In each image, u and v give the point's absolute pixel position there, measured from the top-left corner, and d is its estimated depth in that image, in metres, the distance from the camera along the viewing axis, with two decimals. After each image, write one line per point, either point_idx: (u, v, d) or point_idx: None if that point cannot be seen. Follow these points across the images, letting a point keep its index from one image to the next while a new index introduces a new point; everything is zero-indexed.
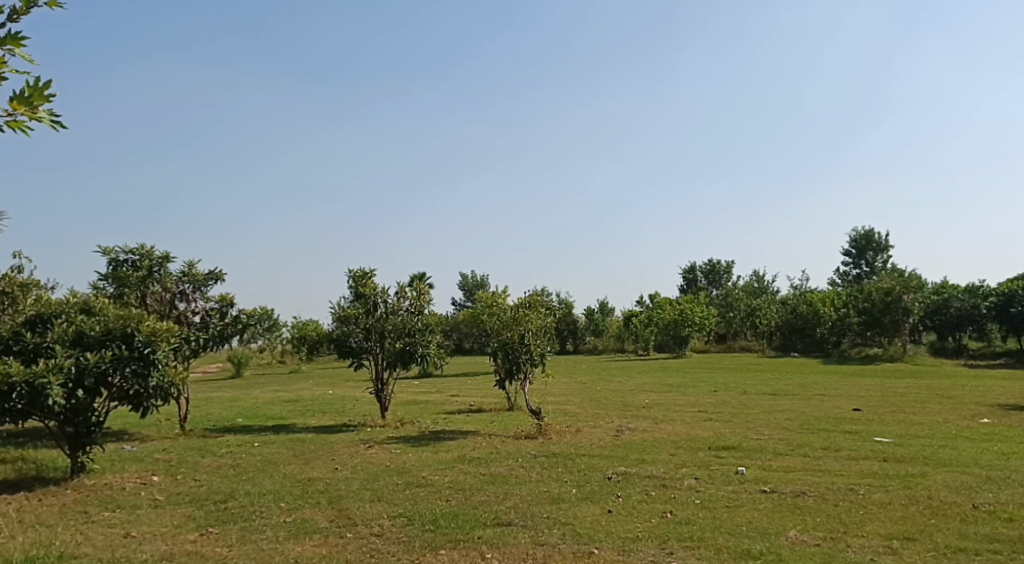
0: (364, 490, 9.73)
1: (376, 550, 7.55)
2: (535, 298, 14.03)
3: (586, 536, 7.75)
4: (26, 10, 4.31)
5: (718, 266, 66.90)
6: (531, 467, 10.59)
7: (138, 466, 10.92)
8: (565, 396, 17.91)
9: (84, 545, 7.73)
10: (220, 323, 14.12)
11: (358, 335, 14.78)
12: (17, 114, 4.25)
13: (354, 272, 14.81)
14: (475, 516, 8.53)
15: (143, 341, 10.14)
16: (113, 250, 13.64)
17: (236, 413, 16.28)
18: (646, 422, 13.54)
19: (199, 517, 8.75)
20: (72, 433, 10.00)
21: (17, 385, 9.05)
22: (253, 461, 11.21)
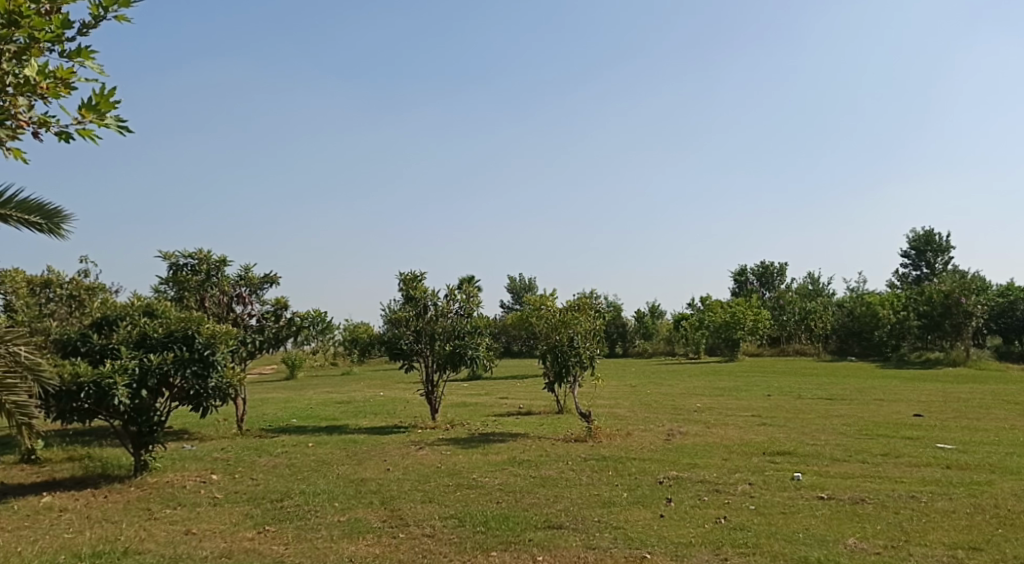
0: (416, 491, 9.84)
1: (429, 551, 7.63)
2: (584, 300, 13.98)
3: (638, 541, 7.71)
4: (94, 21, 4.49)
5: (771, 267, 65.85)
6: (581, 470, 10.57)
7: (198, 464, 11.22)
8: (615, 399, 17.83)
9: (148, 541, 7.97)
10: (275, 325, 14.42)
11: (409, 337, 14.91)
12: (86, 121, 4.46)
13: (404, 275, 14.97)
14: (526, 519, 8.56)
15: (203, 344, 10.43)
16: (174, 255, 14.01)
17: (291, 414, 16.62)
18: (698, 426, 13.38)
19: (257, 515, 8.95)
20: (136, 432, 10.34)
21: (85, 385, 9.43)
22: (308, 461, 11.43)
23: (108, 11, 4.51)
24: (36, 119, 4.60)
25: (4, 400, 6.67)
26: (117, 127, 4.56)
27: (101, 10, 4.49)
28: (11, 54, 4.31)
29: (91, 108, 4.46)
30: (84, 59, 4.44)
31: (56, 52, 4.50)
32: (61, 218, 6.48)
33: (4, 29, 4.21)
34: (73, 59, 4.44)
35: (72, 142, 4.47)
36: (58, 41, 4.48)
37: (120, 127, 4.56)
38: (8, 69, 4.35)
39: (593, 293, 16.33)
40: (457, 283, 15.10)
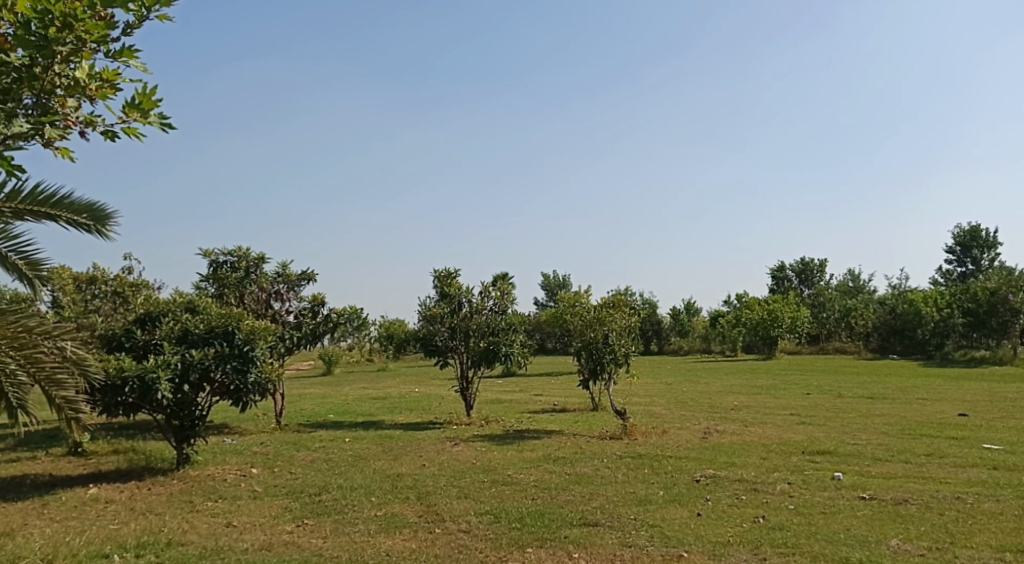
0: (452, 487, 9.89)
1: (465, 547, 7.67)
2: (619, 297, 13.91)
3: (675, 539, 7.66)
4: (138, 21, 4.58)
5: (810, 264, 64.85)
6: (617, 467, 10.53)
7: (239, 458, 11.41)
8: (650, 397, 17.72)
9: (191, 533, 8.13)
10: (312, 322, 14.59)
11: (444, 334, 14.98)
12: (130, 120, 4.56)
13: (439, 272, 15.04)
14: (561, 516, 8.55)
15: (242, 340, 10.68)
16: (214, 252, 14.29)
17: (328, 409, 16.81)
18: (735, 424, 13.25)
19: (296, 509, 9.08)
20: (178, 426, 10.59)
21: (130, 380, 9.63)
22: (345, 456, 11.56)
23: (152, 11, 4.59)
24: (84, 119, 4.72)
25: (55, 395, 6.83)
26: (161, 125, 4.65)
27: (144, 11, 4.58)
28: (61, 56, 4.42)
29: (136, 107, 4.56)
30: (128, 59, 4.54)
31: (103, 53, 4.61)
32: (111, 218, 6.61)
33: (57, 32, 4.29)
34: (118, 59, 4.54)
35: (118, 141, 4.58)
36: (105, 42, 4.58)
37: (164, 125, 4.66)
38: (58, 70, 4.48)
39: (628, 290, 16.24)
40: (491, 279, 15.12)
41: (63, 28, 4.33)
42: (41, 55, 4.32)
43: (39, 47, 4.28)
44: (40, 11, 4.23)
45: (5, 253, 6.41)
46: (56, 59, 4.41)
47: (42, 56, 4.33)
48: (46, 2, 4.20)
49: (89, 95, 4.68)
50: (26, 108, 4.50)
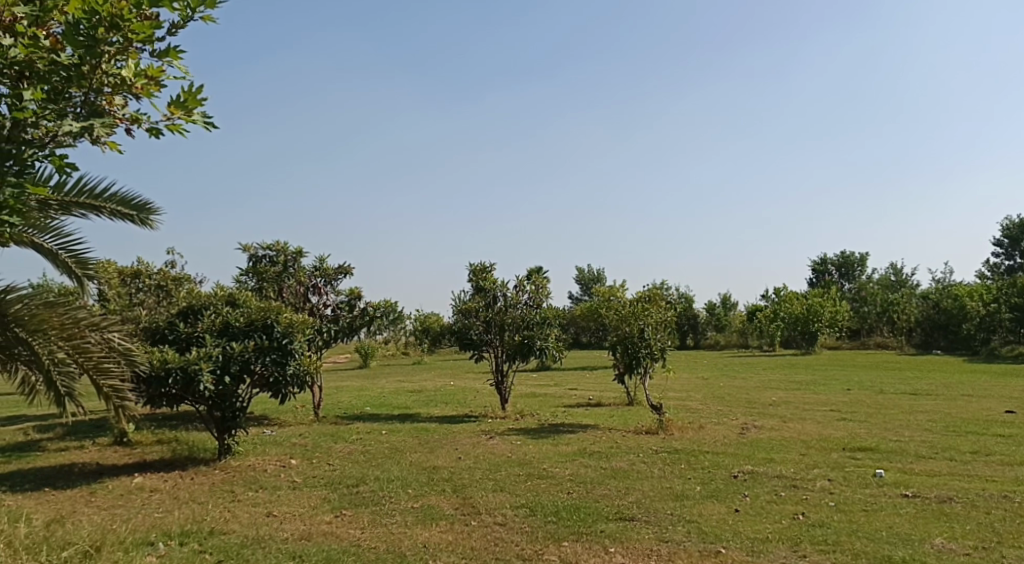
0: (487, 480, 9.93)
1: (501, 539, 7.70)
2: (655, 292, 13.88)
3: (712, 535, 7.61)
4: (183, 22, 4.66)
5: (851, 258, 63.77)
6: (653, 462, 10.48)
7: (278, 449, 11.59)
8: (686, 391, 17.60)
9: (233, 522, 8.28)
10: (349, 315, 14.74)
11: (479, 327, 15.05)
12: (175, 118, 4.65)
13: (474, 266, 15.12)
14: (597, 510, 8.54)
15: (281, 333, 10.87)
16: (253, 246, 14.49)
17: (364, 402, 16.98)
18: (773, 420, 13.10)
19: (334, 499, 9.20)
20: (220, 417, 10.78)
21: (173, 371, 9.82)
22: (382, 448, 11.68)
23: (195, 11, 4.67)
24: (130, 116, 4.82)
25: (103, 383, 7.03)
26: (204, 121, 4.73)
27: (189, 11, 4.66)
28: (108, 56, 4.52)
29: (180, 105, 4.64)
30: (172, 58, 4.63)
31: (148, 52, 4.70)
32: (153, 211, 6.89)
33: (104, 32, 4.38)
34: (162, 59, 4.62)
35: (163, 137, 4.67)
36: (151, 41, 4.66)
37: (207, 121, 4.73)
38: (105, 70, 4.57)
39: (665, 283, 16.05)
40: (526, 274, 15.16)
41: (111, 28, 4.41)
42: (89, 55, 4.41)
43: (87, 47, 4.38)
44: (88, 12, 4.34)
45: (57, 250, 6.58)
46: (103, 58, 4.50)
47: (91, 56, 4.42)
48: (94, 3, 4.30)
49: (135, 92, 4.78)
50: (74, 107, 4.61)
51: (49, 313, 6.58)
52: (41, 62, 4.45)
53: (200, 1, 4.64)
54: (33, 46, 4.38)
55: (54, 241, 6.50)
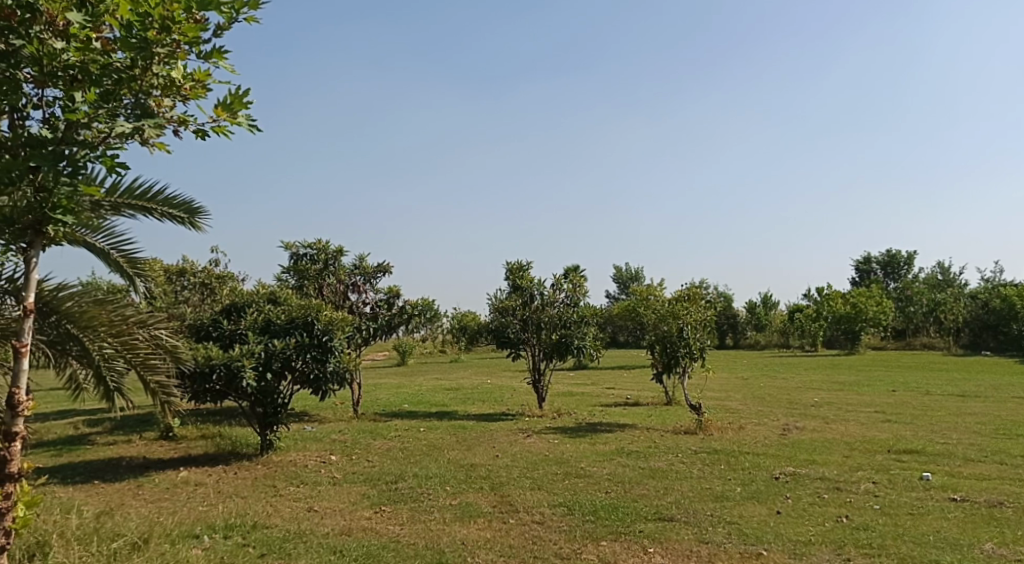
0: (525, 478, 9.95)
1: (539, 538, 7.70)
2: (694, 290, 13.72)
3: (753, 537, 7.52)
4: (228, 23, 4.74)
5: (897, 256, 62.43)
6: (692, 462, 10.39)
7: (318, 445, 11.74)
8: (726, 391, 17.42)
9: (275, 516, 8.41)
10: (388, 313, 14.88)
11: (516, 326, 15.07)
12: (221, 119, 4.74)
13: (511, 264, 15.16)
14: (636, 510, 8.49)
15: (321, 330, 11.02)
16: (294, 245, 14.71)
17: (402, 399, 17.13)
18: (815, 421, 12.91)
19: (373, 496, 9.28)
20: (262, 413, 10.95)
21: (217, 367, 9.99)
22: (420, 445, 11.77)
23: (240, 12, 4.74)
24: (177, 117, 4.91)
25: (150, 378, 7.15)
26: (248, 124, 4.81)
27: (234, 12, 4.73)
28: (159, 57, 4.63)
29: (226, 107, 4.73)
30: (219, 59, 4.71)
31: (195, 54, 4.77)
32: (202, 214, 7.02)
33: (157, 34, 4.51)
34: (209, 61, 4.71)
35: (209, 138, 4.77)
36: (198, 44, 4.74)
37: (251, 124, 4.81)
38: (155, 72, 4.68)
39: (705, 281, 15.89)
40: (563, 272, 15.14)
41: (162, 30, 4.54)
42: (141, 56, 4.57)
43: (139, 48, 4.52)
44: (139, 14, 4.43)
45: (109, 249, 6.75)
46: (154, 60, 4.62)
47: (142, 57, 4.57)
48: (146, 6, 4.40)
49: (183, 95, 4.87)
50: (125, 107, 4.72)
51: (98, 311, 6.70)
52: (93, 64, 4.57)
53: (244, 3, 4.71)
54: (86, 48, 4.51)
55: (106, 241, 6.67)
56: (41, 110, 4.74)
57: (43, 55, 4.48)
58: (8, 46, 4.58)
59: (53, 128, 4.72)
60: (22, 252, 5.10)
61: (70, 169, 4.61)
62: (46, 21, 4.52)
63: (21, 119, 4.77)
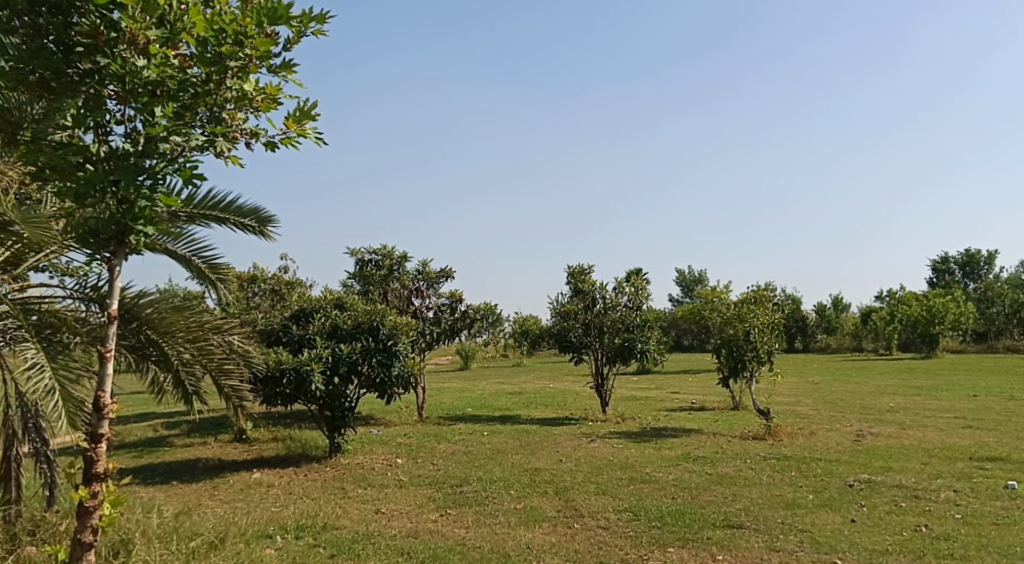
0: (589, 483, 9.89)
1: (604, 543, 7.64)
2: (761, 293, 13.43)
3: (827, 545, 7.31)
4: (297, 37, 4.88)
5: (977, 255, 59.84)
6: (761, 469, 10.17)
7: (385, 448, 11.94)
8: (795, 396, 16.97)
9: (344, 518, 8.58)
10: (451, 317, 15.04)
11: (578, 330, 15.04)
12: (290, 131, 4.88)
13: (573, 268, 15.11)
14: (704, 516, 8.35)
15: (386, 334, 11.18)
16: (360, 251, 14.99)
17: (466, 403, 17.26)
18: (891, 427, 12.46)
19: (439, 499, 9.38)
20: (331, 416, 11.18)
21: (288, 371, 10.30)
22: (484, 449, 11.83)
23: (308, 27, 4.86)
24: (249, 129, 5.08)
25: (225, 383, 7.45)
26: (316, 136, 4.94)
27: (302, 26, 4.86)
28: (232, 71, 4.81)
29: (296, 119, 4.86)
30: (288, 73, 4.85)
31: (266, 68, 4.93)
32: (271, 221, 7.18)
33: (229, 48, 4.69)
34: (279, 74, 4.85)
35: (278, 149, 4.90)
36: (269, 58, 4.91)
37: (318, 137, 4.93)
38: (228, 85, 4.84)
39: (772, 284, 15.56)
40: (625, 276, 15.03)
41: (235, 45, 4.73)
42: (215, 71, 4.72)
43: (214, 64, 4.69)
44: (214, 31, 4.63)
45: (191, 257, 7.02)
46: (228, 73, 4.80)
47: (216, 72, 4.74)
48: (220, 23, 4.60)
49: (255, 107, 5.03)
50: (200, 120, 4.93)
51: (177, 317, 6.97)
52: (171, 80, 4.72)
53: (312, 18, 4.82)
54: (165, 65, 4.66)
55: (187, 247, 6.96)
56: (124, 125, 4.95)
57: (126, 73, 4.69)
58: (94, 65, 4.80)
59: (134, 142, 4.91)
60: (105, 262, 5.22)
61: (149, 181, 4.87)
62: (129, 40, 4.71)
63: (104, 134, 4.97)
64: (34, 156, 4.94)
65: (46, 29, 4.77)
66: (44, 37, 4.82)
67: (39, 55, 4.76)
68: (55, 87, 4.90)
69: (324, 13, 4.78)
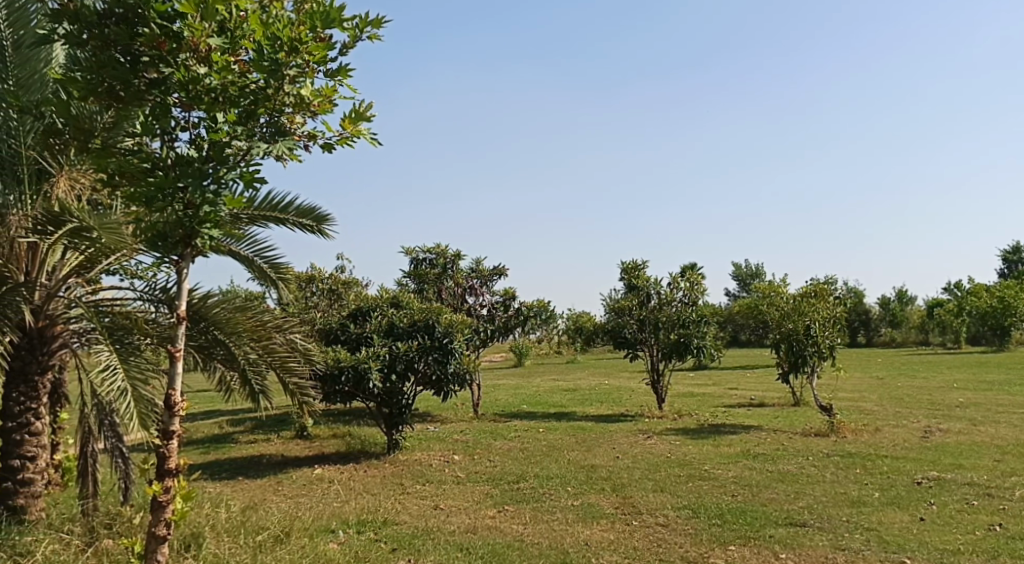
0: (647, 479, 9.83)
1: (663, 540, 7.58)
2: (821, 286, 13.12)
3: (895, 544, 7.12)
4: (352, 41, 4.94)
5: None
6: (824, 466, 9.94)
7: (442, 445, 12.06)
8: (860, 392, 16.53)
9: (403, 513, 8.69)
10: (505, 315, 15.10)
11: (633, 326, 14.94)
12: (346, 132, 4.95)
13: (626, 264, 14.97)
14: (765, 514, 8.21)
15: (442, 333, 11.28)
16: (415, 250, 15.17)
17: (521, 400, 17.31)
18: (961, 423, 12.05)
19: (496, 495, 9.43)
20: (389, 413, 11.34)
21: (346, 369, 10.50)
22: (540, 446, 11.85)
23: (361, 29, 4.90)
24: (307, 133, 5.18)
25: (289, 380, 7.59)
26: (371, 137, 5.01)
27: (357, 29, 4.91)
28: (290, 77, 4.89)
29: (352, 120, 4.93)
30: (344, 75, 4.92)
31: (323, 72, 5.00)
32: (329, 220, 7.30)
33: (286, 55, 4.80)
34: (335, 78, 4.93)
35: (335, 151, 4.98)
36: (325, 62, 4.98)
37: (374, 138, 5.00)
38: (287, 91, 4.92)
39: (832, 278, 15.19)
40: (680, 271, 14.85)
41: (291, 51, 4.83)
42: (273, 78, 4.82)
43: (273, 71, 4.78)
44: (271, 38, 4.76)
45: (253, 257, 7.23)
46: (286, 80, 4.88)
47: (275, 79, 4.82)
48: (276, 30, 4.73)
49: (313, 111, 5.13)
50: (261, 126, 5.07)
51: (241, 317, 7.17)
52: (233, 85, 4.86)
53: (367, 23, 4.88)
54: (226, 72, 4.80)
55: (250, 248, 7.17)
56: (189, 131, 5.09)
57: (189, 80, 4.81)
58: (159, 74, 4.95)
59: (198, 148, 5.05)
60: (174, 265, 5.38)
61: (214, 187, 4.95)
62: (190, 48, 4.82)
63: (170, 141, 5.10)
64: (105, 164, 5.14)
65: (114, 41, 4.93)
66: (113, 49, 4.99)
67: (109, 66, 4.96)
68: (123, 96, 5.08)
69: (378, 16, 4.83)
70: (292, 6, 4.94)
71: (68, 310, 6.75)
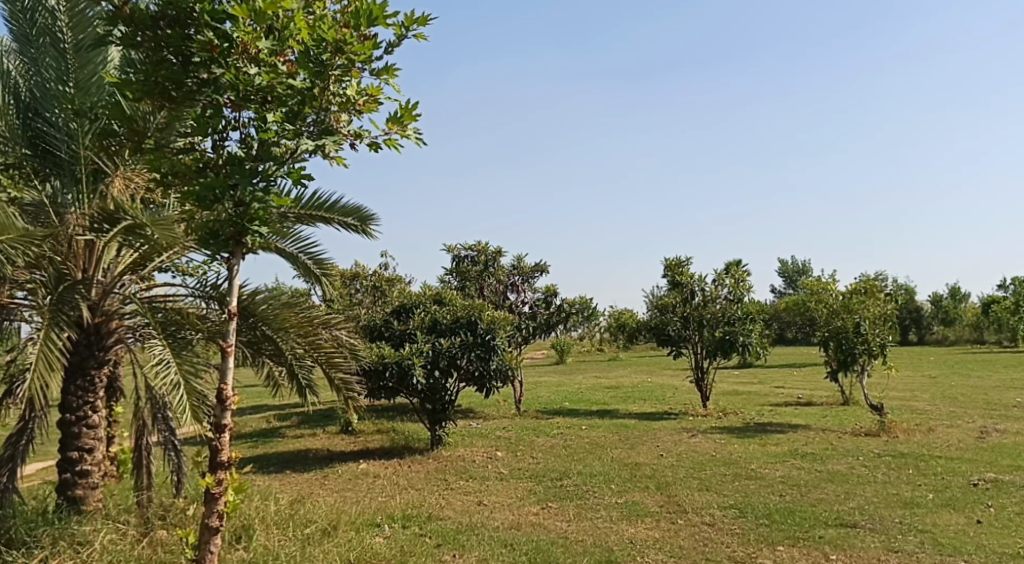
0: (692, 478, 9.73)
1: (710, 540, 7.49)
2: (871, 282, 12.82)
3: (951, 547, 6.93)
4: (398, 39, 4.94)
5: None
6: (875, 466, 9.72)
7: (485, 441, 12.08)
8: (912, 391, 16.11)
9: (447, 508, 8.73)
10: (547, 312, 15.06)
11: (677, 323, 14.82)
12: (392, 132, 4.98)
13: (669, 260, 14.81)
14: (815, 515, 8.06)
15: (484, 329, 11.31)
16: (456, 247, 15.24)
17: (564, 397, 17.28)
18: (1019, 424, 11.67)
19: (540, 492, 9.42)
20: (432, 409, 11.40)
21: (390, 365, 10.59)
22: (583, 443, 11.78)
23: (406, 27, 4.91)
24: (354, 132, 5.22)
25: (335, 375, 7.63)
26: (417, 135, 5.03)
27: (402, 28, 4.92)
28: (335, 78, 4.97)
29: (398, 120, 4.96)
30: (390, 75, 4.94)
31: (368, 71, 5.06)
32: (373, 220, 7.33)
33: (331, 56, 4.87)
34: (380, 77, 4.97)
35: (382, 150, 5.02)
36: (371, 61, 5.02)
37: (419, 136, 5.03)
38: (333, 91, 5.02)
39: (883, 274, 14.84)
40: (724, 267, 14.64)
41: (336, 51, 4.88)
42: (319, 79, 4.91)
43: (318, 72, 4.88)
44: (317, 39, 4.80)
45: (298, 254, 7.29)
46: (331, 81, 4.97)
47: (320, 79, 4.92)
48: (323, 32, 4.77)
49: (358, 110, 5.17)
50: (308, 126, 5.11)
51: (288, 313, 7.26)
52: (281, 86, 4.88)
53: (413, 20, 4.89)
54: (275, 73, 4.83)
55: (294, 246, 7.25)
56: (239, 131, 5.15)
57: (240, 82, 4.84)
58: (210, 75, 4.98)
59: (248, 147, 5.11)
60: (225, 262, 5.44)
61: (262, 185, 5.07)
62: (240, 49, 4.85)
63: (221, 141, 5.18)
64: (159, 163, 5.25)
65: (167, 43, 5.01)
66: (166, 51, 5.07)
67: (163, 68, 5.04)
68: (176, 97, 5.17)
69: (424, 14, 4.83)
70: (337, 6, 4.96)
71: (122, 307, 6.89)
